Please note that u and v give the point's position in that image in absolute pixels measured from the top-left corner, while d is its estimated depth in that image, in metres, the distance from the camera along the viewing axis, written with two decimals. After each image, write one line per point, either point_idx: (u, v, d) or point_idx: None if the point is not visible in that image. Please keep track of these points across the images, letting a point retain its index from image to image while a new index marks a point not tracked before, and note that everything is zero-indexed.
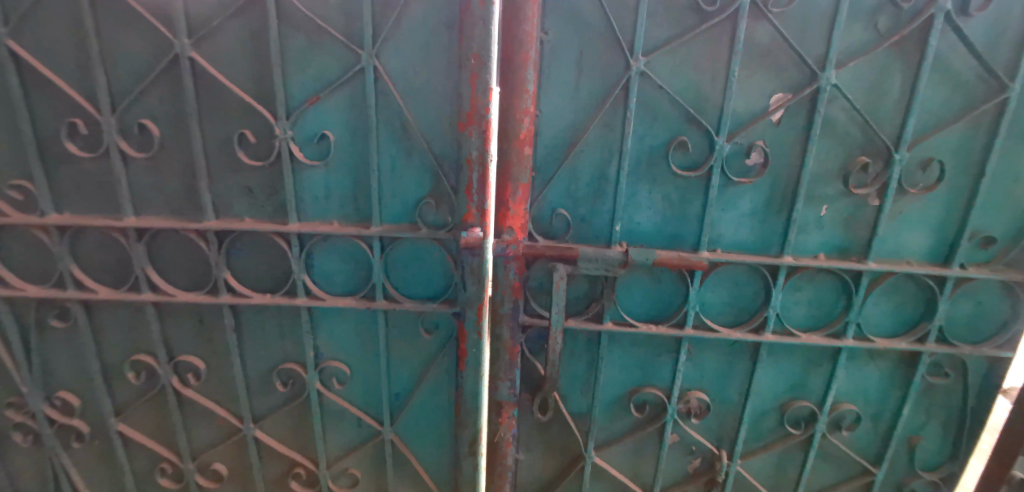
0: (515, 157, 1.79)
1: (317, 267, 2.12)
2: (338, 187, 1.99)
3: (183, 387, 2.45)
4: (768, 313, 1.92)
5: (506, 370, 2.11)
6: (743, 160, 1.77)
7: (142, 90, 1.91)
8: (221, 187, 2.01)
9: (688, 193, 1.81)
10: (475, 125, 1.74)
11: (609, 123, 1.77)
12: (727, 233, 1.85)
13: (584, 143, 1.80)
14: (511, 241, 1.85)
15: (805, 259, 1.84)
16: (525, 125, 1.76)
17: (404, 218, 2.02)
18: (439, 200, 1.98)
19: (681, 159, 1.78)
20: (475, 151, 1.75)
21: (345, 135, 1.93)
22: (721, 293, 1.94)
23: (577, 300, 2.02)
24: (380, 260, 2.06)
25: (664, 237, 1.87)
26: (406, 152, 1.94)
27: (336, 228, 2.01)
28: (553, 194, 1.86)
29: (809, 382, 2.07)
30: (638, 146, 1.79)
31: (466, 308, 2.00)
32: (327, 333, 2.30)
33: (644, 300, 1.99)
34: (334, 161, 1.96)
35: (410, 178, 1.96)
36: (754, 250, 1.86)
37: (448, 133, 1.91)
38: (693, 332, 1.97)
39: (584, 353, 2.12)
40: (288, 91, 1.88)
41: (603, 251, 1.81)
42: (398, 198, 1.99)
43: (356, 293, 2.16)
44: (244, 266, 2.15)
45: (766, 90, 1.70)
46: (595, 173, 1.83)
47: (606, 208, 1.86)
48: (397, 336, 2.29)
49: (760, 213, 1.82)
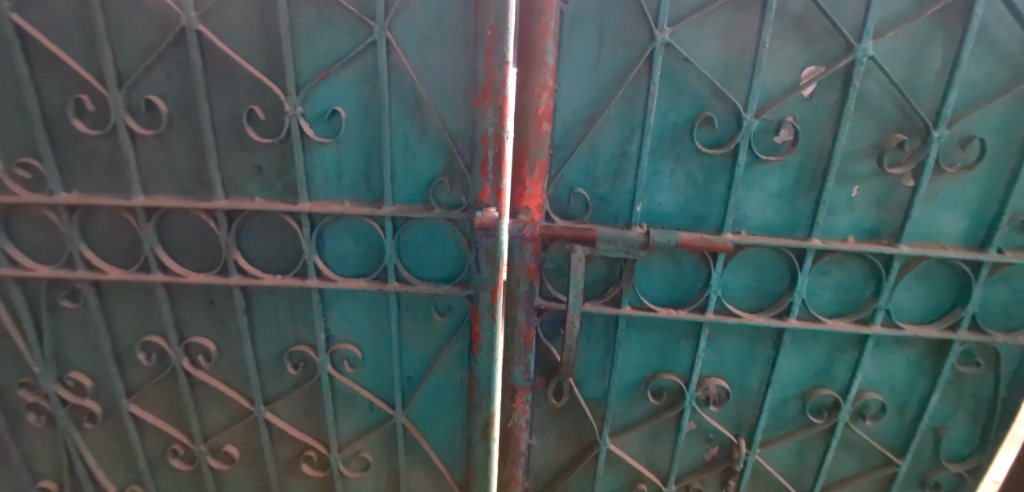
0: (533, 133, 1.72)
1: (328, 248, 2.08)
2: (349, 165, 1.93)
3: (194, 368, 2.43)
4: (793, 298, 1.85)
5: (520, 355, 2.06)
6: (771, 137, 1.69)
7: (149, 65, 1.86)
8: (230, 166, 1.97)
9: (712, 172, 1.74)
10: (492, 102, 1.68)
11: (631, 98, 1.70)
12: (753, 214, 1.78)
13: (605, 119, 1.73)
14: (527, 221, 1.79)
15: (834, 242, 1.76)
16: (544, 100, 1.69)
17: (417, 198, 1.96)
18: (453, 179, 1.92)
19: (706, 136, 1.71)
20: (491, 128, 1.70)
21: (357, 113, 1.86)
22: (744, 277, 1.88)
23: (594, 283, 1.96)
24: (393, 242, 2.02)
25: (686, 219, 1.80)
26: (420, 130, 1.87)
27: (347, 208, 1.96)
28: (571, 173, 1.80)
29: (833, 370, 2.01)
30: (661, 123, 1.71)
31: (480, 291, 1.95)
32: (338, 315, 2.26)
33: (664, 283, 1.93)
34: (344, 139, 1.89)
35: (424, 156, 1.90)
36: (781, 233, 1.78)
37: (463, 110, 1.83)
38: (713, 317, 1.91)
39: (601, 338, 2.08)
40: (298, 66, 1.81)
41: (624, 232, 1.74)
42: (411, 177, 1.93)
43: (368, 274, 2.11)
44: (254, 247, 2.11)
45: (797, 64, 1.62)
46: (615, 151, 1.76)
47: (626, 188, 1.79)
48: (409, 319, 2.24)
49: (788, 193, 1.74)
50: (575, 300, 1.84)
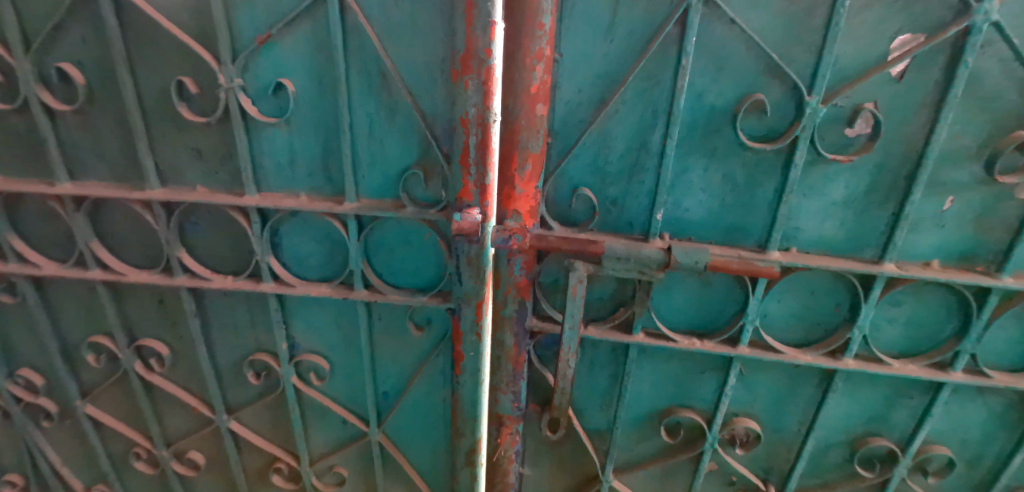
0: (523, 116, 1.33)
1: (287, 247, 1.76)
2: (304, 151, 1.57)
3: (148, 373, 2.15)
4: (852, 334, 1.54)
5: (508, 382, 1.73)
6: (841, 130, 1.28)
7: (59, 24, 1.50)
8: (165, 148, 1.62)
9: (757, 173, 1.35)
10: (472, 75, 1.30)
11: (655, 73, 1.28)
12: (807, 227, 1.41)
13: (620, 101, 1.32)
14: (515, 231, 1.39)
15: (912, 268, 1.40)
16: (539, 75, 1.29)
17: (386, 193, 1.60)
18: (429, 170, 1.55)
19: (756, 126, 1.30)
20: (472, 108, 1.32)
21: (308, 85, 1.48)
22: (790, 303, 1.56)
23: (600, 303, 1.63)
24: (359, 244, 1.66)
25: (719, 229, 1.43)
26: (387, 109, 1.49)
27: (303, 203, 1.61)
28: (574, 168, 1.41)
29: (891, 416, 1.69)
30: (695, 107, 1.30)
31: (462, 304, 1.61)
32: (303, 323, 1.95)
33: (686, 306, 1.60)
34: (295, 119, 1.53)
35: (394, 141, 1.52)
36: (840, 251, 1.43)
37: (439, 83, 1.44)
38: (747, 353, 1.59)
39: (609, 365, 1.74)
40: (235, 27, 1.43)
41: (638, 248, 1.36)
42: (378, 166, 1.56)
43: (333, 279, 1.79)
44: (202, 244, 1.79)
45: (886, 31, 1.19)
46: (632, 141, 1.36)
47: (644, 190, 1.41)
48: (383, 330, 1.91)
49: (855, 204, 1.37)
50: (572, 335, 1.46)
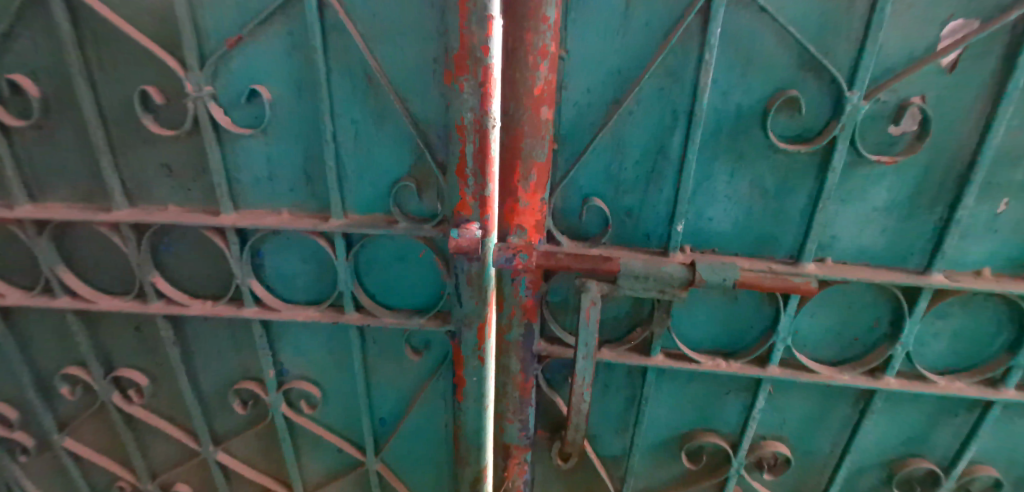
0: (525, 120, 1.18)
1: (271, 267, 1.61)
2: (284, 163, 1.41)
3: (127, 404, 2.00)
4: (895, 351, 1.41)
5: (515, 409, 1.58)
6: (884, 128, 1.14)
7: (8, 29, 1.36)
8: (133, 164, 1.48)
9: (790, 177, 1.22)
10: (467, 76, 1.16)
11: (675, 68, 1.14)
12: (844, 236, 1.28)
13: (636, 101, 1.18)
14: (519, 248, 1.24)
15: (963, 279, 1.26)
16: (544, 74, 1.14)
17: (377, 207, 1.44)
18: (423, 181, 1.39)
19: (788, 126, 1.16)
20: (470, 113, 1.19)
21: (285, 91, 1.32)
22: (825, 318, 1.44)
23: (615, 322, 1.49)
24: (348, 264, 1.51)
25: (746, 240, 1.30)
26: (375, 115, 1.32)
27: (285, 221, 1.45)
28: (584, 176, 1.27)
29: (930, 435, 1.56)
30: (720, 106, 1.16)
31: (462, 327, 1.49)
32: (290, 348, 1.80)
33: (710, 324, 1.47)
34: (274, 130, 1.37)
35: (383, 151, 1.36)
36: (878, 261, 1.30)
37: (432, 85, 1.28)
38: (778, 374, 1.46)
39: (624, 387, 1.60)
40: (201, 28, 1.27)
41: (659, 266, 1.22)
42: (367, 176, 1.40)
43: (322, 301, 1.64)
44: (178, 266, 1.64)
45: (938, 15, 1.05)
46: (649, 146, 1.22)
47: (662, 199, 1.27)
48: (377, 355, 1.76)
49: (897, 209, 1.24)
50: (586, 364, 1.32)
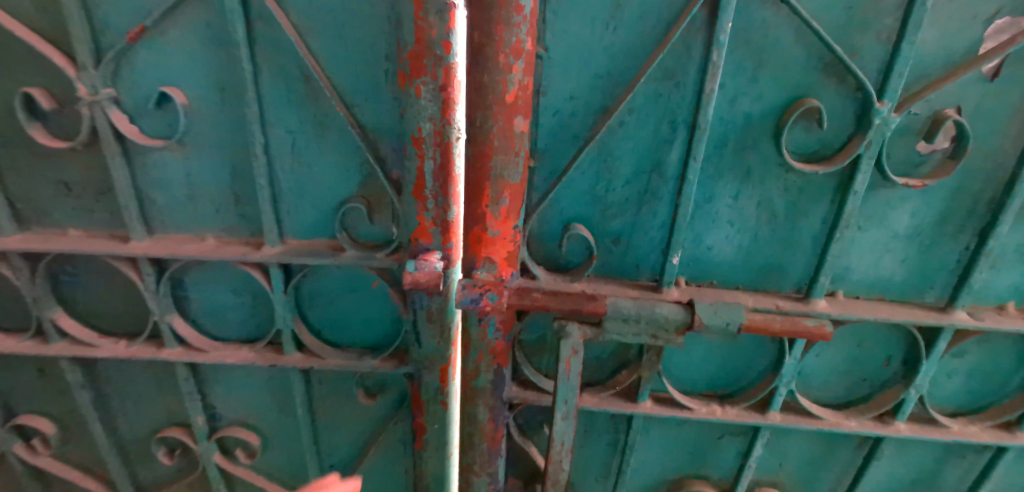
0: (495, 132, 0.95)
1: (196, 301, 1.37)
2: (204, 180, 1.17)
3: (32, 456, 1.70)
4: (908, 395, 1.25)
5: (484, 461, 1.35)
6: (913, 145, 1.00)
7: None
8: (21, 179, 1.22)
9: (802, 200, 1.05)
10: (425, 79, 0.94)
11: (673, 71, 0.96)
12: (859, 266, 1.12)
13: (626, 110, 0.99)
14: (487, 286, 1.03)
15: (988, 316, 1.13)
16: (518, 76, 0.92)
17: (319, 231, 1.22)
18: (375, 201, 1.17)
19: (804, 141, 1.00)
20: (427, 123, 0.97)
21: (202, 93, 1.08)
22: (831, 357, 1.28)
23: (598, 363, 1.30)
24: (285, 298, 1.29)
25: (751, 271, 1.13)
26: (314, 124, 1.09)
27: (210, 248, 1.21)
28: (565, 198, 1.08)
29: (941, 477, 1.42)
30: (724, 116, 0.98)
31: (422, 369, 1.28)
32: (223, 390, 1.55)
33: (705, 363, 1.29)
34: (191, 141, 1.13)
35: (325, 166, 1.14)
36: (898, 295, 1.15)
37: (382, 88, 1.06)
38: (779, 422, 1.29)
39: (608, 432, 1.40)
40: (96, 15, 1.03)
41: (651, 306, 1.03)
42: (306, 196, 1.17)
43: (259, 339, 1.40)
44: (85, 300, 1.39)
45: (979, 14, 0.90)
46: (641, 163, 1.04)
47: (655, 224, 1.09)
48: (325, 396, 1.52)
49: (921, 237, 1.09)
50: (566, 426, 1.08)
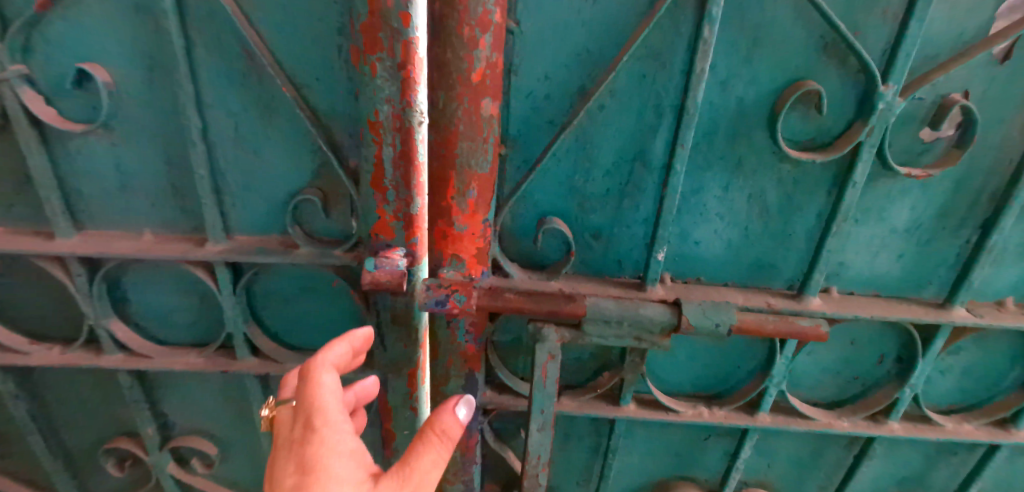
0: (460, 117, 0.84)
1: (138, 303, 1.24)
2: (138, 170, 1.04)
3: None
4: (901, 394, 1.20)
5: (456, 471, 1.26)
6: (915, 133, 0.92)
7: None
8: None
9: (797, 192, 0.97)
10: (380, 55, 0.83)
11: (660, 49, 0.86)
12: (855, 261, 1.05)
13: (608, 93, 0.89)
14: (454, 286, 0.91)
15: (987, 313, 1.07)
16: (486, 53, 0.80)
17: (271, 227, 1.10)
18: (331, 193, 1.06)
19: (800, 128, 0.91)
20: (385, 105, 0.86)
21: (129, 72, 0.95)
22: (822, 356, 1.21)
23: (578, 366, 1.21)
24: (235, 299, 1.17)
25: (740, 266, 1.05)
26: (260, 106, 0.97)
27: (147, 246, 1.08)
28: (542, 189, 0.98)
29: (929, 475, 1.38)
30: (716, 99, 0.89)
31: (388, 375, 1.17)
32: (174, 397, 1.42)
33: (691, 364, 1.22)
34: (120, 126, 1.00)
35: (275, 154, 1.02)
36: (893, 291, 1.09)
37: (335, 67, 0.94)
38: (768, 423, 1.22)
39: (589, 436, 1.32)
40: None
41: (636, 306, 0.93)
42: (254, 188, 1.05)
43: (209, 343, 1.28)
44: (12, 303, 1.25)
45: None
46: (624, 151, 0.94)
47: (638, 217, 1.00)
48: (283, 406, 1.40)
49: (920, 231, 1.02)
50: (543, 438, 0.98)
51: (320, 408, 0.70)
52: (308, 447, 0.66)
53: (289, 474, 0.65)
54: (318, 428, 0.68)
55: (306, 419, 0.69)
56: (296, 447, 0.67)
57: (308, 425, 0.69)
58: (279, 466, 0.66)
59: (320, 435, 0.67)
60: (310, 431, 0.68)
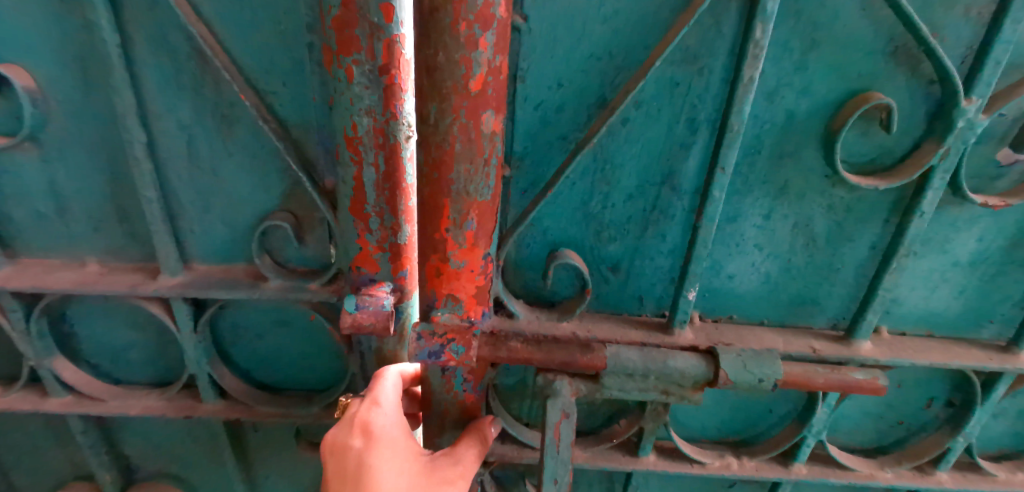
0: (455, 133, 0.67)
1: (85, 339, 1.08)
2: (76, 188, 0.89)
3: None
4: (952, 444, 1.05)
5: None
6: (994, 154, 0.78)
7: None
8: None
9: (849, 220, 0.83)
10: (356, 56, 0.68)
11: (697, 51, 0.71)
12: (911, 299, 0.91)
13: (633, 103, 0.74)
14: (451, 334, 0.76)
15: None
16: (487, 55, 0.63)
17: (235, 255, 0.95)
18: (305, 217, 0.91)
19: (859, 146, 0.77)
20: (363, 118, 0.72)
21: (58, 75, 0.80)
22: (865, 400, 1.07)
23: (589, 410, 1.07)
24: (195, 337, 1.01)
25: (778, 304, 0.91)
26: (218, 117, 0.83)
27: (89, 279, 0.93)
28: (552, 216, 0.84)
29: None
30: (761, 113, 0.75)
31: None
32: (131, 443, 1.25)
33: (717, 409, 1.08)
34: (52, 139, 0.85)
35: (238, 172, 0.87)
36: (949, 331, 0.95)
37: (305, 70, 0.79)
38: (804, 476, 1.08)
39: (600, 484, 1.17)
40: None
41: (663, 358, 0.79)
42: (215, 211, 0.90)
43: (170, 383, 1.12)
44: None
45: None
46: (649, 172, 0.80)
47: (663, 248, 0.86)
48: (256, 451, 1.23)
49: (987, 264, 0.88)
50: None
51: (382, 391, 0.77)
52: (372, 422, 0.74)
53: (354, 441, 0.73)
54: (379, 408, 0.75)
55: (371, 398, 0.76)
56: (358, 421, 0.74)
57: (371, 403, 0.76)
58: (344, 434, 0.74)
59: (382, 414, 0.75)
60: (373, 409, 0.75)
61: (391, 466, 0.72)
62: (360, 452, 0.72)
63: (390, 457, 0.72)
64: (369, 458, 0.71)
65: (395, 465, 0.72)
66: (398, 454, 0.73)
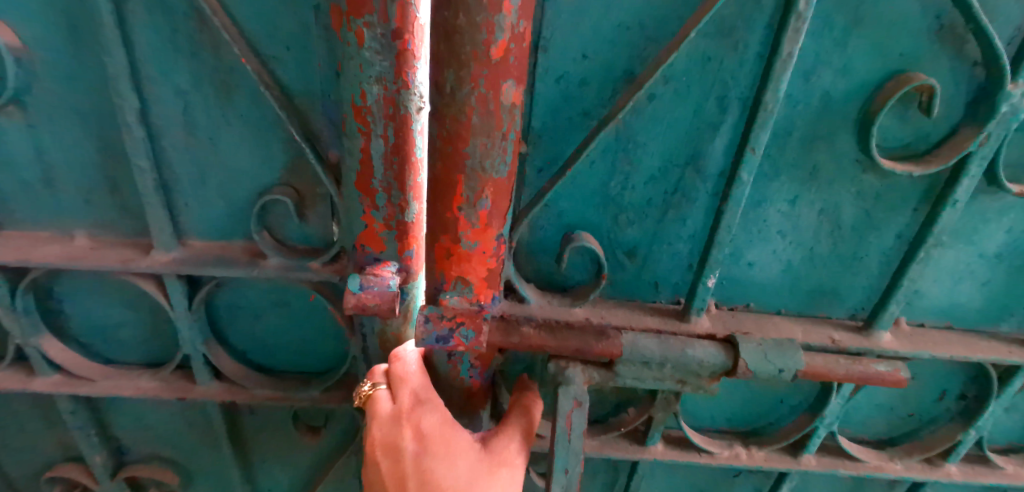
0: (474, 105, 0.62)
1: (73, 317, 1.03)
2: (64, 157, 0.84)
3: None
4: (963, 437, 1.04)
5: None
6: None
7: None
8: None
9: (877, 209, 0.80)
10: (368, 18, 0.63)
11: (732, 24, 0.67)
12: (934, 290, 0.89)
13: (661, 78, 0.70)
14: (460, 318, 0.72)
15: None
16: (512, 20, 0.59)
17: (233, 231, 0.90)
18: (307, 192, 0.86)
19: (894, 130, 0.74)
20: (374, 86, 0.67)
21: (45, 33, 0.74)
22: (878, 392, 1.04)
23: (598, 397, 1.04)
24: (189, 316, 0.97)
25: (797, 293, 0.88)
26: (217, 83, 0.78)
27: (78, 253, 0.88)
28: (569, 197, 0.80)
29: None
30: (795, 93, 0.71)
31: None
32: (121, 424, 1.21)
33: (728, 399, 1.05)
34: (37, 103, 0.79)
35: (238, 143, 0.82)
36: (970, 325, 0.92)
37: (311, 35, 0.74)
38: (812, 467, 1.07)
39: (604, 472, 1.15)
40: None
41: (680, 347, 0.76)
42: (212, 184, 0.86)
43: (163, 363, 1.08)
44: None
45: None
46: (673, 152, 0.76)
47: (683, 233, 0.82)
48: (252, 434, 1.20)
49: (1014, 257, 0.85)
50: None
51: (418, 383, 0.73)
52: (420, 420, 0.71)
53: (407, 443, 0.70)
54: (423, 405, 0.72)
55: (409, 393, 0.73)
56: (404, 417, 0.71)
57: (414, 400, 0.72)
58: (394, 436, 0.71)
59: (427, 408, 0.71)
60: (418, 407, 0.72)
61: (450, 459, 0.69)
62: (416, 453, 0.69)
63: (446, 450, 0.70)
64: (427, 460, 0.69)
65: (454, 456, 0.69)
66: (452, 444, 0.70)
